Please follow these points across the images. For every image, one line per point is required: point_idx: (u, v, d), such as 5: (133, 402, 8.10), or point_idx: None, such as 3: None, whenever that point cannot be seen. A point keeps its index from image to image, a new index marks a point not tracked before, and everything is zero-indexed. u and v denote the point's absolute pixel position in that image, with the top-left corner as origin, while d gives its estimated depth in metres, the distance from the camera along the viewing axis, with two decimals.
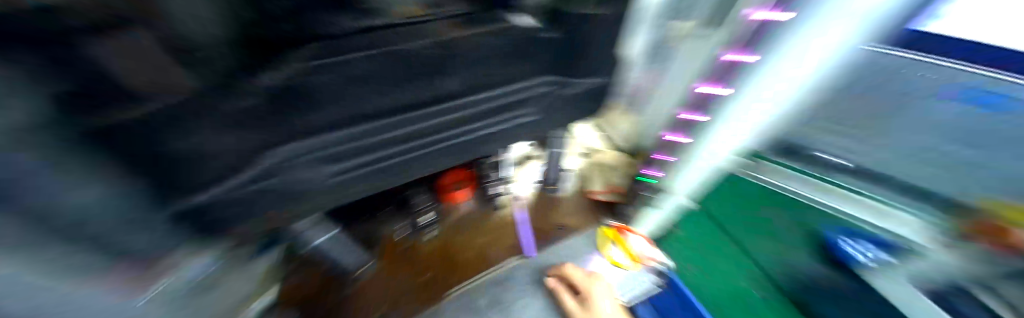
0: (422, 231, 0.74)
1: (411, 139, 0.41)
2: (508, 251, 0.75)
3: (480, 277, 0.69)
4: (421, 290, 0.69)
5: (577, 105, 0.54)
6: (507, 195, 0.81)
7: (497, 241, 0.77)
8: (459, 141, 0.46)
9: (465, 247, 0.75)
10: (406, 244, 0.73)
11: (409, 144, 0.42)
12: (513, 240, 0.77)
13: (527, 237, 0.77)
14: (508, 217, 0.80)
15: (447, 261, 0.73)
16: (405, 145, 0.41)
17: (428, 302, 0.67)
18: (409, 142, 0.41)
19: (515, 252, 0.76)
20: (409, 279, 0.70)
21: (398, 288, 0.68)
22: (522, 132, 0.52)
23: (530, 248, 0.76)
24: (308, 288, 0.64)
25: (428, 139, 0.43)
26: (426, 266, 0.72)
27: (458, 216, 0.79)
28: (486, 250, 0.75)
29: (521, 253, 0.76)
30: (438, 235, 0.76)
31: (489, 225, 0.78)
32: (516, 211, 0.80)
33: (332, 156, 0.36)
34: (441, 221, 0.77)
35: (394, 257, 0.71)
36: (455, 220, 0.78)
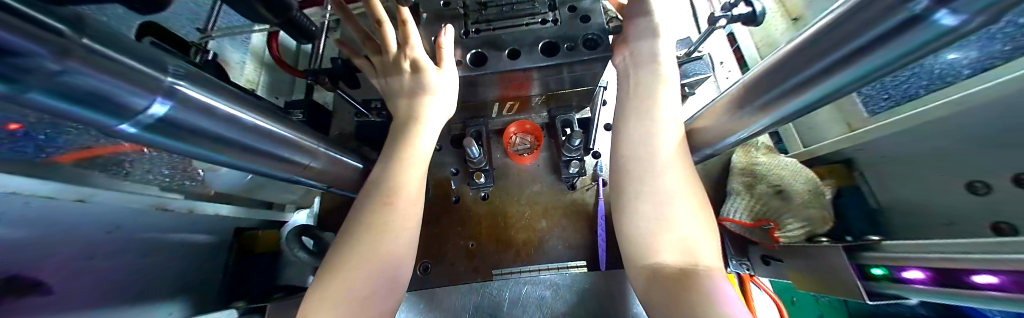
0: (476, 189, 0.63)
1: (488, 21, 0.53)
2: (574, 250, 0.58)
3: (533, 270, 0.56)
4: (465, 258, 0.58)
5: (873, 71, 0.23)
6: (587, 174, 0.64)
7: (562, 228, 0.60)
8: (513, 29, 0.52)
9: (521, 224, 0.60)
10: (455, 197, 0.63)
11: (485, 23, 0.53)
12: (586, 238, 0.59)
13: (604, 243, 0.58)
14: (583, 205, 0.62)
15: (498, 232, 0.60)
16: (484, 24, 0.52)
17: (470, 276, 0.57)
18: (484, 22, 0.53)
19: (585, 256, 0.58)
20: (452, 240, 0.60)
21: (441, 247, 0.59)
22: (579, 27, 0.50)
23: (606, 261, 0.57)
24: None
25: (488, 17, 0.53)
26: (473, 233, 0.60)
27: (522, 182, 0.64)
28: (546, 236, 0.59)
29: (593, 262, 0.57)
30: (491, 197, 0.63)
31: (556, 208, 0.61)
32: (596, 200, 0.61)
33: (484, 35, 0.51)
34: (499, 182, 0.64)
35: (442, 208, 0.63)
36: (515, 185, 0.64)
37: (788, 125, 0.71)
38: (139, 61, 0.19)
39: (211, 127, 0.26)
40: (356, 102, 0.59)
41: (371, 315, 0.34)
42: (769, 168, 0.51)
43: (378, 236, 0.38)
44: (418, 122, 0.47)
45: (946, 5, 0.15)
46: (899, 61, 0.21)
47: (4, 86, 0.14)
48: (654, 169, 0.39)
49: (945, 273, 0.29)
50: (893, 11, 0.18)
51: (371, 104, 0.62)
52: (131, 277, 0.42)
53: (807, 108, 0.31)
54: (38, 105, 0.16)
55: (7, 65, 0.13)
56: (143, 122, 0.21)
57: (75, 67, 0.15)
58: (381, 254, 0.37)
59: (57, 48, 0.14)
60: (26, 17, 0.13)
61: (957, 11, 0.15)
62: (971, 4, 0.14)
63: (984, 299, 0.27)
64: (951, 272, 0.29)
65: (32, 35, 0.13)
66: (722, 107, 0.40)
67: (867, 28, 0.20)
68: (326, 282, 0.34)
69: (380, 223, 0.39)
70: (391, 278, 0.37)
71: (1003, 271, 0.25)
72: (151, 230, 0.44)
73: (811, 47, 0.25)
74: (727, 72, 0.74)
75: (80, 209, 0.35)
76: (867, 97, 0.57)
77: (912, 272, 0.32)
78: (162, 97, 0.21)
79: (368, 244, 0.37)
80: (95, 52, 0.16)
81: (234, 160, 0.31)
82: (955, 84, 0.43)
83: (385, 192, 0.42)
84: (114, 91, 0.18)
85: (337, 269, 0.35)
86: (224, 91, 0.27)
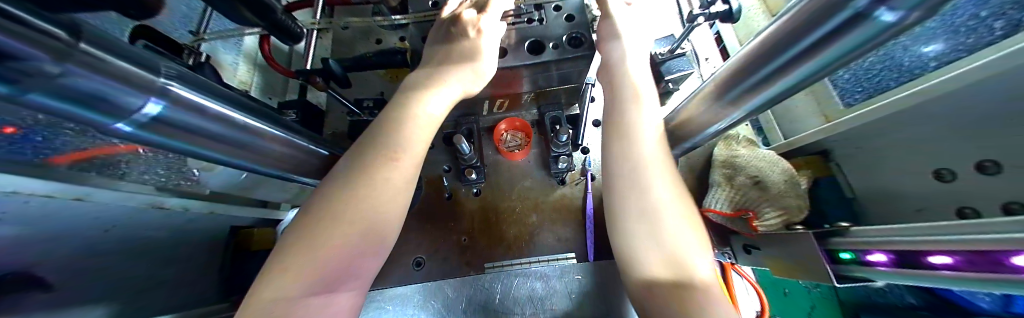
0: (468, 186, 0.65)
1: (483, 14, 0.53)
2: (563, 243, 0.60)
3: (525, 263, 0.57)
4: (459, 253, 0.60)
5: (827, 64, 0.25)
6: (575, 169, 0.65)
7: (551, 222, 0.61)
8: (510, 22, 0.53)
9: (513, 220, 0.62)
10: (448, 194, 0.65)
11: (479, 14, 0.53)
12: (575, 232, 0.61)
13: (593, 236, 0.60)
14: (572, 199, 0.63)
15: (490, 227, 0.61)
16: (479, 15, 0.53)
17: (463, 270, 0.58)
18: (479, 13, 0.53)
19: (574, 249, 0.59)
20: (444, 236, 0.61)
21: (433, 242, 0.61)
22: (570, 26, 0.51)
23: (595, 253, 0.59)
24: None
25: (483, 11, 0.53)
26: (466, 228, 0.62)
27: (512, 178, 0.65)
28: (536, 230, 0.61)
29: (583, 255, 0.59)
30: (483, 193, 0.65)
31: (545, 203, 0.63)
32: (585, 194, 0.63)
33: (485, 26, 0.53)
34: (489, 178, 0.66)
35: (435, 206, 0.64)
36: (506, 181, 0.65)
37: (770, 118, 0.73)
38: (132, 63, 0.20)
39: (204, 125, 0.27)
40: (348, 102, 0.60)
41: (338, 302, 0.32)
42: (749, 159, 0.52)
43: (358, 212, 0.35)
44: (424, 92, 0.46)
45: (883, 2, 0.16)
46: (850, 54, 0.23)
47: (5, 88, 0.15)
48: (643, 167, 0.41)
49: (905, 254, 0.31)
50: (840, 8, 0.19)
51: (363, 104, 0.64)
52: (126, 276, 0.43)
53: (772, 101, 0.33)
54: (36, 105, 0.17)
55: (11, 69, 0.14)
56: (137, 121, 0.23)
57: (74, 70, 0.17)
58: (368, 232, 0.35)
59: (56, 54, 0.15)
60: (33, 25, 0.14)
61: (894, 8, 0.16)
62: (906, 2, 0.16)
63: (942, 278, 0.29)
64: (910, 253, 0.31)
65: (31, 41, 0.14)
66: (702, 85, 0.41)
67: (820, 24, 0.21)
68: (299, 257, 0.31)
69: (369, 196, 0.36)
70: (373, 257, 0.36)
71: (955, 251, 0.27)
72: (148, 230, 0.45)
73: (771, 43, 0.26)
74: (711, 67, 0.75)
75: (75, 207, 0.36)
76: (843, 90, 0.60)
77: (876, 255, 0.34)
78: (155, 97, 0.22)
79: (349, 219, 0.34)
80: (92, 55, 0.17)
81: (222, 156, 0.32)
82: (925, 75, 0.45)
83: (378, 163, 0.38)
84: (111, 92, 0.19)
85: (308, 243, 0.32)
86: (214, 92, 0.28)
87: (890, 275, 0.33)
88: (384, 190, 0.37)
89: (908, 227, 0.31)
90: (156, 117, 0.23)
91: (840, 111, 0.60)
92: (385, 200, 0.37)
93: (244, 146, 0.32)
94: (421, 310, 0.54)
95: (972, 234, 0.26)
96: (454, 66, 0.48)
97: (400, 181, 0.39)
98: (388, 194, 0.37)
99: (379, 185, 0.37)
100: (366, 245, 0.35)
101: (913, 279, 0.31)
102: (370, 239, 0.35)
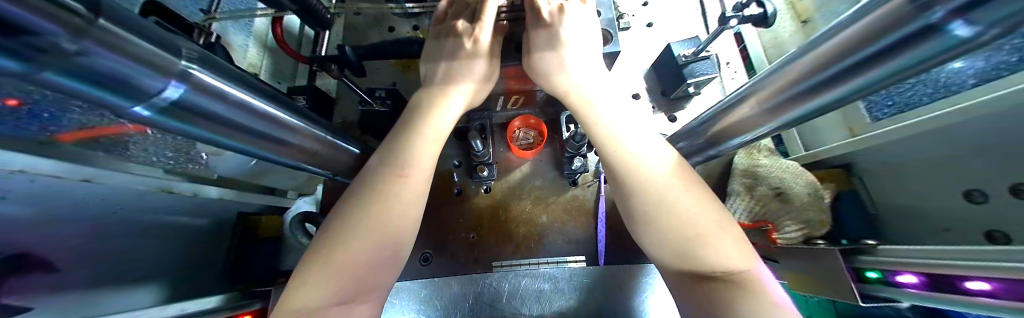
0: (478, 183, 0.64)
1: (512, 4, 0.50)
2: (573, 245, 0.59)
3: (534, 263, 0.57)
4: (467, 250, 0.59)
5: (887, 76, 0.23)
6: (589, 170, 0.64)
7: (562, 224, 0.60)
8: None
9: (523, 219, 0.61)
10: (458, 190, 0.64)
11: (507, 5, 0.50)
12: (585, 234, 0.60)
13: (605, 240, 0.59)
14: (584, 202, 0.62)
15: (499, 225, 0.61)
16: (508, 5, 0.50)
17: (471, 268, 0.58)
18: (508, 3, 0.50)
19: (584, 251, 0.59)
20: (453, 233, 0.60)
21: (442, 238, 0.60)
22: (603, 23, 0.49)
23: (605, 257, 0.58)
24: None
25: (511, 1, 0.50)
26: (475, 225, 0.61)
27: (524, 177, 0.64)
28: (547, 230, 0.60)
29: (592, 258, 0.58)
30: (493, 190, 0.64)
31: (556, 203, 0.62)
32: (597, 197, 0.62)
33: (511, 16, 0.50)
34: (500, 176, 0.65)
35: (444, 201, 0.63)
36: (517, 180, 0.64)
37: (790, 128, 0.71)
38: (153, 43, 0.19)
39: (223, 112, 0.26)
40: (360, 91, 0.59)
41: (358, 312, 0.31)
42: (770, 170, 0.51)
43: (376, 220, 0.34)
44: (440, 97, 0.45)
45: (962, 15, 0.15)
46: (918, 67, 0.21)
47: (20, 66, 0.14)
48: (660, 191, 0.36)
49: (938, 277, 0.30)
50: (911, 17, 0.17)
51: (375, 94, 0.62)
52: (134, 258, 0.43)
53: (815, 113, 0.31)
54: (54, 84, 0.16)
55: (26, 44, 0.12)
56: (156, 105, 0.21)
57: (91, 47, 0.15)
58: (386, 239, 0.34)
59: (73, 29, 0.14)
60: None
61: (972, 22, 0.15)
62: (986, 16, 0.14)
63: (982, 306, 0.27)
64: (945, 277, 0.30)
65: (47, 14, 0.12)
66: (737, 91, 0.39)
67: (882, 34, 0.20)
68: (319, 269, 0.31)
69: (387, 203, 0.35)
70: (391, 265, 0.35)
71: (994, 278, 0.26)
72: (156, 212, 0.44)
73: (820, 53, 0.25)
74: (732, 72, 0.73)
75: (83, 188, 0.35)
76: (871, 102, 0.57)
77: (906, 276, 0.32)
78: (175, 80, 0.21)
79: (367, 228, 0.34)
80: (111, 33, 0.16)
81: (239, 144, 0.31)
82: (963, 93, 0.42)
83: (394, 170, 0.37)
84: (129, 73, 0.18)
85: (328, 253, 0.32)
86: (234, 76, 0.26)
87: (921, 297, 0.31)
88: (401, 197, 0.36)
89: (947, 250, 0.30)
90: (174, 101, 0.22)
91: (866, 124, 0.58)
92: (397, 211, 0.36)
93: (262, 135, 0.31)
94: (427, 305, 0.53)
95: (1020, 262, 0.25)
96: (467, 73, 0.46)
97: (416, 186, 0.38)
98: (405, 200, 0.37)
99: (396, 191, 0.36)
100: (381, 256, 0.34)
101: (950, 303, 0.30)
102: (385, 250, 0.34)
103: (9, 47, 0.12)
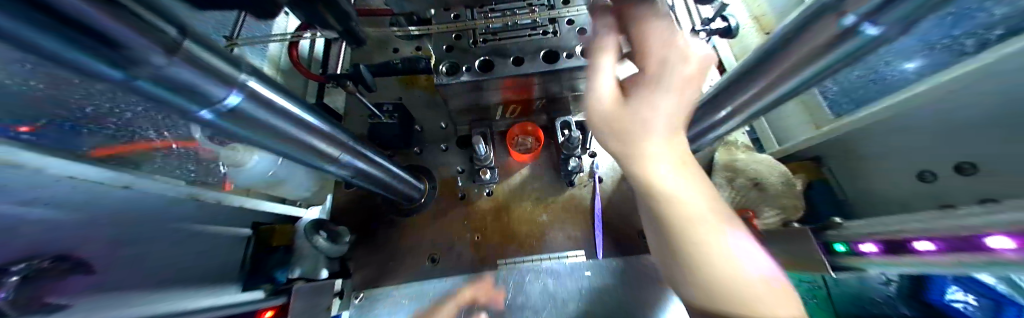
0: (481, 187, 0.68)
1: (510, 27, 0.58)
2: (572, 241, 0.62)
3: (537, 260, 0.59)
4: (472, 250, 0.62)
5: (820, 71, 0.28)
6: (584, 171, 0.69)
7: (561, 222, 0.64)
8: (531, 33, 0.57)
9: (525, 219, 0.64)
10: (462, 193, 0.68)
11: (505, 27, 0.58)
12: (583, 231, 0.64)
13: (601, 235, 0.62)
14: (581, 200, 0.66)
15: (503, 225, 0.64)
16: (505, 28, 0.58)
17: (477, 266, 0.60)
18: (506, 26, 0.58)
19: (583, 247, 0.62)
20: (459, 234, 0.63)
21: (448, 240, 0.63)
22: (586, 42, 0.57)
23: (602, 250, 0.61)
24: (371, 207, 0.67)
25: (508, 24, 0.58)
26: (479, 226, 0.64)
27: (523, 180, 0.69)
28: (548, 229, 0.63)
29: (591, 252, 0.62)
30: (495, 193, 0.68)
31: (556, 203, 0.66)
32: (593, 195, 0.66)
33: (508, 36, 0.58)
34: (502, 179, 0.69)
35: (450, 205, 0.67)
36: (517, 183, 0.68)
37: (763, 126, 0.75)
38: (223, 59, 0.23)
39: (269, 117, 0.30)
40: (371, 105, 0.64)
41: None
42: (748, 163, 0.56)
43: None
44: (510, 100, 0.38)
45: (873, 16, 0.20)
46: (843, 62, 0.26)
47: (123, 74, 0.18)
48: (643, 176, 0.32)
49: (895, 244, 0.34)
50: (829, 26, 0.23)
51: (384, 107, 0.67)
52: (155, 264, 0.45)
53: (771, 105, 0.37)
54: (144, 90, 0.21)
55: (136, 57, 0.17)
56: (217, 110, 0.25)
57: (178, 61, 0.20)
58: None
59: (167, 46, 0.18)
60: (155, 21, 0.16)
61: (878, 22, 0.20)
62: (891, 16, 0.19)
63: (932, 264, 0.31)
64: (898, 242, 0.33)
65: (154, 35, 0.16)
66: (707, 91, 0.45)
67: (809, 37, 0.25)
68: None
69: None
70: None
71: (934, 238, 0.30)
72: (178, 220, 0.47)
73: (767, 54, 0.30)
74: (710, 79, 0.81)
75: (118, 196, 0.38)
76: None
77: (870, 245, 0.36)
78: (235, 89, 0.25)
79: None
80: (191, 50, 0.20)
81: (276, 148, 0.35)
82: None
83: None
84: (202, 83, 0.22)
85: None
86: (278, 87, 0.31)
87: (875, 261, 0.36)
88: None
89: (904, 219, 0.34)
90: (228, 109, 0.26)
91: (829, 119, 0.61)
92: None
93: (297, 139, 0.35)
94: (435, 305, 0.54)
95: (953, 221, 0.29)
96: None
97: None
98: None
99: None
100: None
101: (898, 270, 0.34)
102: None
103: (126, 59, 0.16)
